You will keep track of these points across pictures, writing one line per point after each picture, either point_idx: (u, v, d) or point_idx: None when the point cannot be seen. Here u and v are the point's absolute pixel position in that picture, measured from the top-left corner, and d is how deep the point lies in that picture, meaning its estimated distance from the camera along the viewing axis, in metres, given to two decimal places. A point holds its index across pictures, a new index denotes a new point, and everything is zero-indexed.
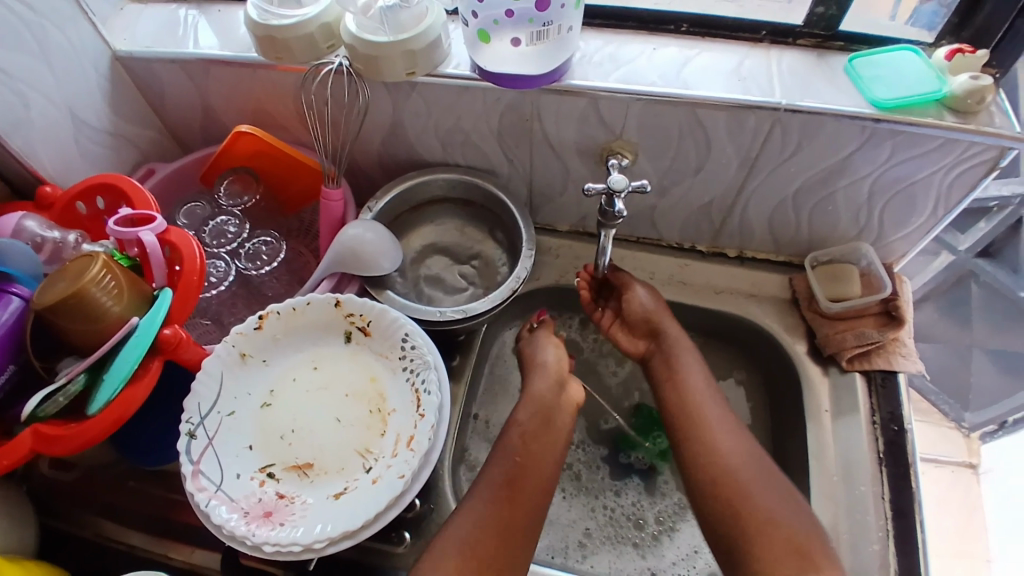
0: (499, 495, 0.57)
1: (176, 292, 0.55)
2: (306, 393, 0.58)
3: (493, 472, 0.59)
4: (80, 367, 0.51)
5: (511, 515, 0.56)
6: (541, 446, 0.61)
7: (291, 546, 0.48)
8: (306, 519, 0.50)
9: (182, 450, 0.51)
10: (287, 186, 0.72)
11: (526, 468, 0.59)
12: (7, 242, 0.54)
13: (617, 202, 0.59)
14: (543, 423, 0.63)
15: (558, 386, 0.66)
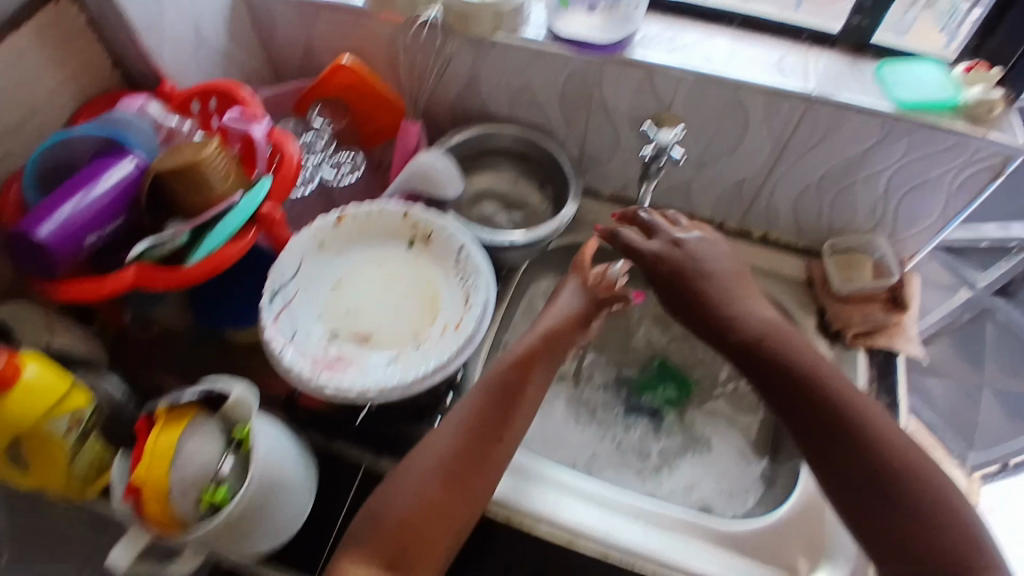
0: (469, 434, 0.59)
1: (274, 181, 0.65)
2: (370, 283, 0.67)
3: (464, 409, 0.61)
4: (185, 227, 0.61)
5: (482, 452, 0.59)
6: (518, 380, 0.63)
7: (349, 391, 0.58)
8: (362, 373, 0.60)
9: (264, 307, 0.62)
10: (368, 122, 0.78)
11: (501, 404, 0.62)
12: (133, 120, 0.66)
13: (671, 153, 0.64)
14: (536, 350, 0.66)
15: (578, 326, 0.69)
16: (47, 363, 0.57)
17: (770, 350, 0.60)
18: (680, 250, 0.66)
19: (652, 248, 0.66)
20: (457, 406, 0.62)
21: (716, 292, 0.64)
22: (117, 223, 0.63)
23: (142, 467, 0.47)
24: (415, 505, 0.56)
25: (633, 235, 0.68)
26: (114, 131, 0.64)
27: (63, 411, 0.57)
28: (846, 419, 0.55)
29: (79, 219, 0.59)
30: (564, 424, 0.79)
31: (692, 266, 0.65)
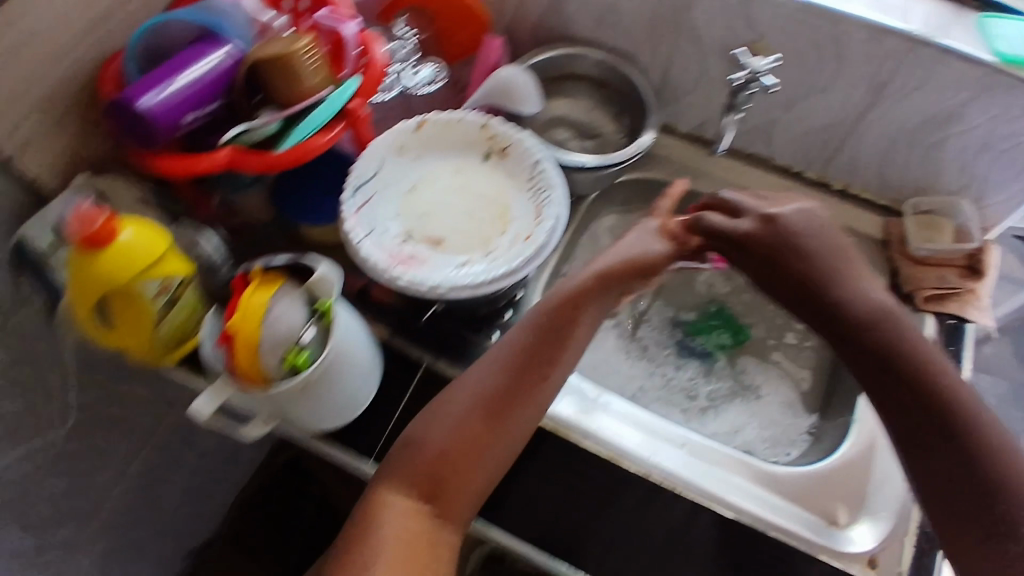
0: (506, 376, 0.61)
1: (362, 81, 0.66)
2: (445, 191, 0.69)
3: (502, 351, 0.62)
4: (276, 116, 0.64)
5: (519, 392, 0.61)
6: (559, 324, 0.63)
7: (421, 284, 0.62)
8: (432, 271, 0.63)
9: (345, 200, 0.66)
10: (452, 33, 0.77)
11: (541, 346, 0.62)
12: (229, 9, 0.67)
13: (763, 80, 0.64)
14: (581, 295, 0.65)
15: (636, 275, 0.68)
16: (146, 228, 0.60)
17: (875, 328, 0.60)
18: (769, 226, 0.66)
19: (742, 231, 0.67)
20: (496, 345, 0.63)
21: (817, 280, 0.63)
22: (214, 105, 0.65)
23: (239, 317, 0.50)
24: (451, 437, 0.58)
25: (716, 217, 0.68)
26: (212, 19, 0.66)
27: (155, 274, 0.60)
28: (944, 400, 0.55)
29: (183, 97, 0.61)
30: (615, 355, 0.80)
31: (788, 246, 0.65)
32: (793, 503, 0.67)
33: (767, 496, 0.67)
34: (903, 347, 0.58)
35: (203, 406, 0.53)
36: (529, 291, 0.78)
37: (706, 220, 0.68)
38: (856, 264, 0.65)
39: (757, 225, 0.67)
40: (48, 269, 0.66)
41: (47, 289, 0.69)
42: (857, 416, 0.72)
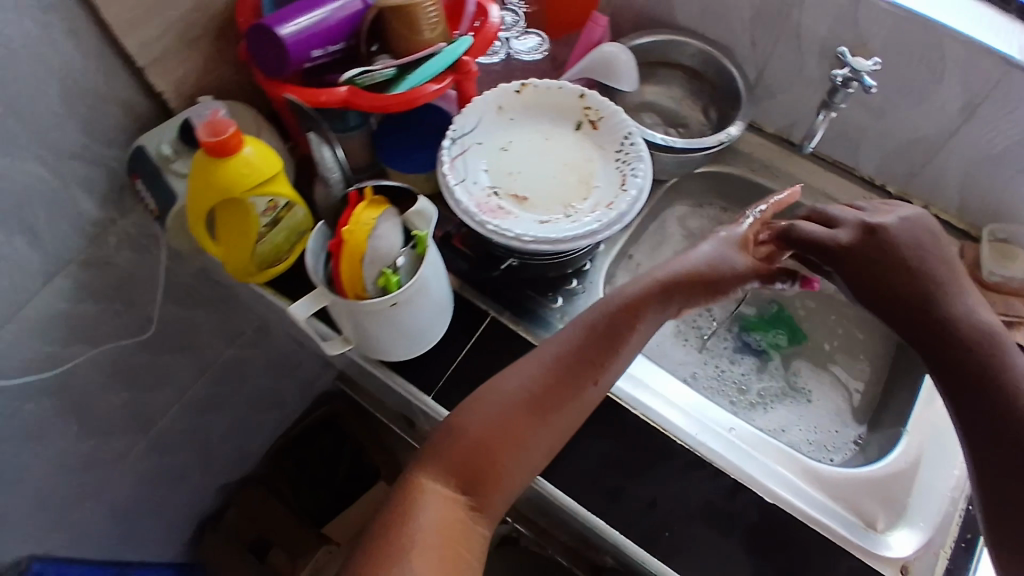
0: (553, 372, 0.61)
1: (474, 41, 0.70)
2: (536, 154, 0.73)
3: (551, 349, 0.63)
4: (392, 63, 0.69)
5: (566, 389, 0.61)
6: (611, 327, 0.64)
7: (508, 233, 0.65)
8: (518, 223, 0.67)
9: (445, 147, 0.69)
10: (562, 9, 0.82)
11: (592, 347, 0.63)
12: None
13: (864, 79, 0.68)
14: (638, 302, 0.65)
15: (715, 285, 0.68)
16: (263, 149, 0.64)
17: (974, 345, 0.61)
18: (876, 234, 0.68)
19: (842, 241, 0.68)
20: (544, 344, 0.64)
21: (918, 288, 0.65)
22: (338, 46, 0.70)
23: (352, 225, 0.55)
24: (493, 425, 0.58)
25: (812, 227, 0.70)
26: None
27: (264, 191, 0.65)
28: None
29: (312, 33, 0.66)
30: (672, 339, 0.82)
31: (892, 257, 0.66)
32: (832, 501, 0.66)
33: (807, 491, 0.66)
34: (1000, 364, 0.59)
35: (300, 311, 0.57)
36: (597, 261, 0.80)
37: (798, 228, 0.70)
38: (960, 281, 0.67)
39: (858, 237, 0.68)
40: (164, 177, 0.70)
41: (152, 198, 0.72)
42: (908, 428, 0.71)
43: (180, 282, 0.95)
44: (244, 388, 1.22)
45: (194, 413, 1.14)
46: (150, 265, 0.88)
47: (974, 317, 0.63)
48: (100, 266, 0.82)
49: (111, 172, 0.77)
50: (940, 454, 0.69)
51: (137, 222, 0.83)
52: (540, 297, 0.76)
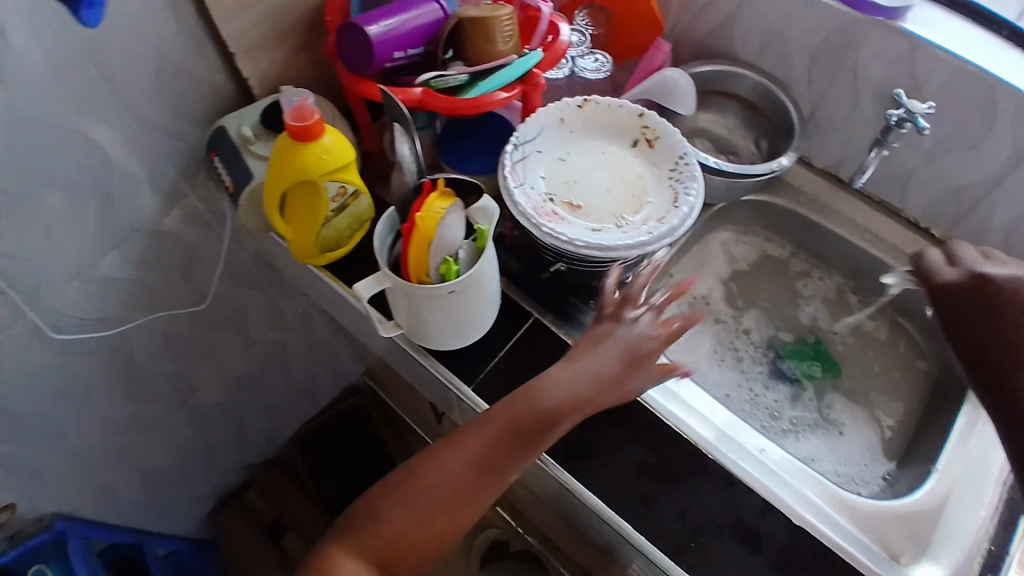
0: (477, 469, 0.58)
1: (544, 56, 0.74)
2: (591, 166, 0.76)
3: (472, 442, 0.59)
4: (466, 69, 0.73)
5: (486, 480, 0.58)
6: (542, 416, 0.58)
7: (562, 237, 0.68)
8: (571, 229, 0.70)
9: (508, 152, 0.73)
10: (626, 34, 0.87)
11: (518, 438, 0.58)
12: None
13: (917, 120, 0.72)
14: (572, 389, 0.59)
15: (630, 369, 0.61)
16: (340, 138, 0.69)
17: None
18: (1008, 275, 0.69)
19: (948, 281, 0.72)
20: (467, 429, 0.60)
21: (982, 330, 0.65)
22: (418, 51, 0.74)
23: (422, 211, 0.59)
24: (409, 519, 0.57)
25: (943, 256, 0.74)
26: None
27: (336, 177, 0.69)
28: None
29: (395, 36, 0.71)
30: (710, 360, 0.85)
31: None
32: (860, 531, 0.67)
33: (835, 517, 0.68)
34: None
35: (364, 291, 0.60)
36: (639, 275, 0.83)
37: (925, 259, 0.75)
38: None
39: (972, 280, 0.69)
40: (242, 155, 0.75)
41: (229, 175, 0.76)
42: (940, 465, 0.72)
43: (237, 261, 0.99)
44: (278, 373, 1.26)
45: (230, 390, 1.18)
46: (212, 241, 0.93)
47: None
48: (168, 237, 0.87)
49: (190, 150, 0.82)
50: (969, 493, 0.69)
51: (206, 198, 0.88)
52: (582, 303, 0.77)
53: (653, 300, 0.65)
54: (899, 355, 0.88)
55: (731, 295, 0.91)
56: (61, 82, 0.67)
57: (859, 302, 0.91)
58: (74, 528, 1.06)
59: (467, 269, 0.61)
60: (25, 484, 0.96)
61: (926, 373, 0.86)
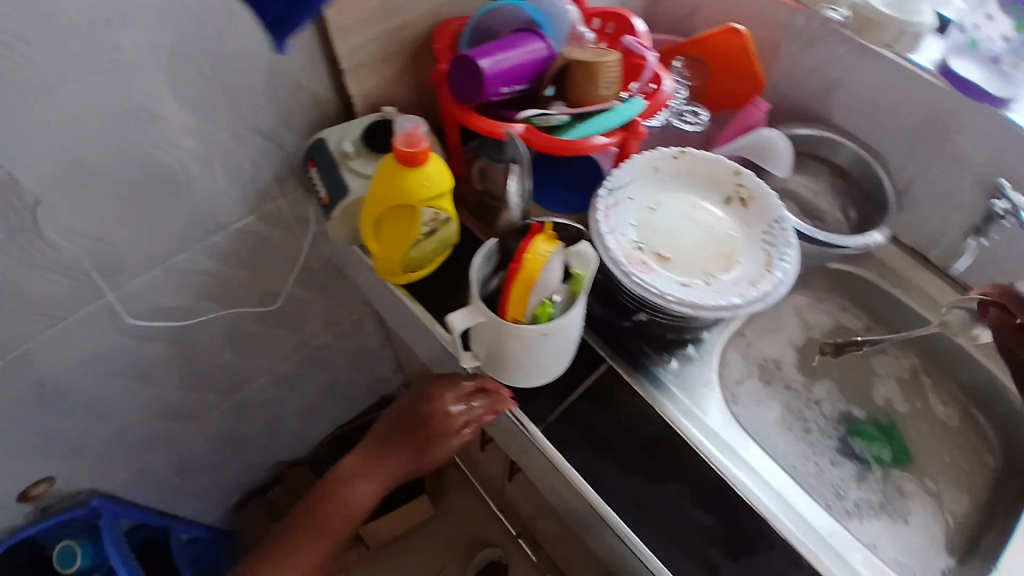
0: (320, 546, 0.86)
1: (647, 105, 0.74)
2: (680, 218, 0.75)
3: (312, 525, 0.85)
4: (567, 110, 0.73)
5: (326, 544, 0.86)
6: (358, 484, 0.85)
7: (652, 290, 0.68)
8: (660, 282, 0.69)
9: (601, 196, 0.73)
10: (721, 91, 0.87)
11: (343, 513, 0.86)
12: (557, 13, 0.78)
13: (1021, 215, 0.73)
14: (376, 466, 0.85)
15: (426, 439, 0.80)
16: (441, 165, 0.69)
17: None
18: None
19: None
20: (307, 519, 0.86)
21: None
22: (522, 86, 0.75)
23: (529, 249, 0.57)
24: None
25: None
26: (540, 17, 0.77)
27: (433, 204, 0.70)
28: None
29: (503, 71, 0.72)
30: (780, 428, 0.84)
31: None
32: None
33: None
34: None
35: (457, 322, 0.61)
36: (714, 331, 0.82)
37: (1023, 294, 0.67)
38: None
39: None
40: (341, 170, 0.76)
41: (324, 187, 0.78)
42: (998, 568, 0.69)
43: (309, 266, 1.00)
44: (324, 374, 1.27)
45: (279, 387, 1.19)
46: (291, 244, 0.94)
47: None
48: (250, 236, 0.88)
49: (287, 157, 0.83)
50: None
51: (293, 204, 0.89)
52: (654, 353, 0.78)
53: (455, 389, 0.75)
54: (969, 448, 0.87)
55: (803, 363, 0.90)
56: (181, 77, 0.67)
57: (932, 385, 0.92)
58: (110, 506, 1.05)
59: (558, 314, 0.61)
60: (70, 462, 0.96)
61: (992, 469, 0.85)
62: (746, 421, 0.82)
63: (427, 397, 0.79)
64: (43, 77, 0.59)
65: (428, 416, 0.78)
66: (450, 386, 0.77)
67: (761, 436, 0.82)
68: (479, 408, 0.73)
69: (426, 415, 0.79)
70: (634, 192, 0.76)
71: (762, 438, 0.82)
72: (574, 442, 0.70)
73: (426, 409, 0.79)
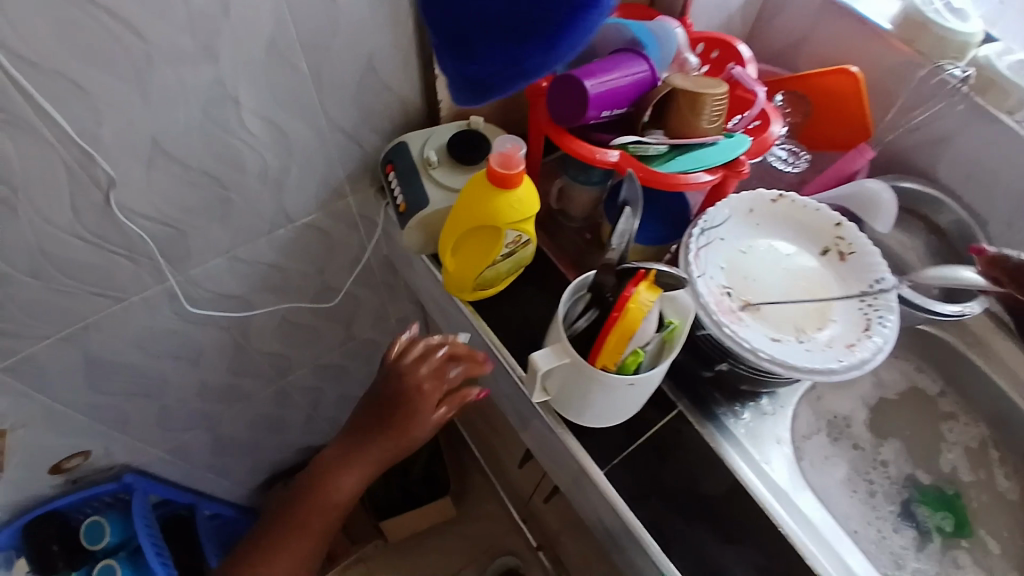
0: (311, 537, 0.79)
1: (752, 145, 0.70)
2: (773, 266, 0.72)
3: (300, 517, 0.78)
4: (667, 141, 0.69)
5: (308, 534, 0.79)
6: (337, 473, 0.78)
7: (742, 342, 0.64)
8: (750, 334, 0.65)
9: (694, 235, 0.70)
10: (823, 133, 0.84)
11: (320, 502, 0.79)
12: (665, 33, 0.74)
13: None
14: (355, 446, 0.78)
15: (402, 412, 0.76)
16: (532, 190, 0.66)
17: None
18: None
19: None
20: (290, 509, 0.79)
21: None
22: (621, 110, 0.71)
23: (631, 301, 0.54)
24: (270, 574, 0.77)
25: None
26: (647, 36, 0.72)
27: (518, 227, 0.67)
28: None
29: (606, 93, 0.67)
30: (841, 488, 0.81)
31: None
32: None
33: None
34: None
35: (541, 360, 0.59)
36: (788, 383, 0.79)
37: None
38: None
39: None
40: (421, 178, 0.74)
41: (402, 195, 0.75)
42: None
43: (369, 264, 0.98)
44: (366, 368, 1.25)
45: (321, 376, 1.18)
46: (353, 242, 0.92)
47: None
48: (315, 231, 0.86)
49: (364, 157, 0.81)
50: None
51: (362, 203, 0.87)
52: (725, 402, 0.75)
53: (429, 359, 0.76)
54: None
55: (873, 422, 0.89)
56: (275, 74, 0.64)
57: (998, 459, 0.87)
58: (143, 482, 1.06)
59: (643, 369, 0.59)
60: (109, 435, 0.94)
61: None
62: (808, 476, 0.79)
63: (393, 371, 0.77)
64: (139, 65, 0.56)
65: (403, 387, 0.76)
66: (416, 352, 0.77)
67: (827, 496, 0.79)
68: (455, 377, 0.76)
69: (404, 386, 0.76)
70: (726, 231, 0.73)
71: (827, 496, 0.79)
72: (640, 491, 0.69)
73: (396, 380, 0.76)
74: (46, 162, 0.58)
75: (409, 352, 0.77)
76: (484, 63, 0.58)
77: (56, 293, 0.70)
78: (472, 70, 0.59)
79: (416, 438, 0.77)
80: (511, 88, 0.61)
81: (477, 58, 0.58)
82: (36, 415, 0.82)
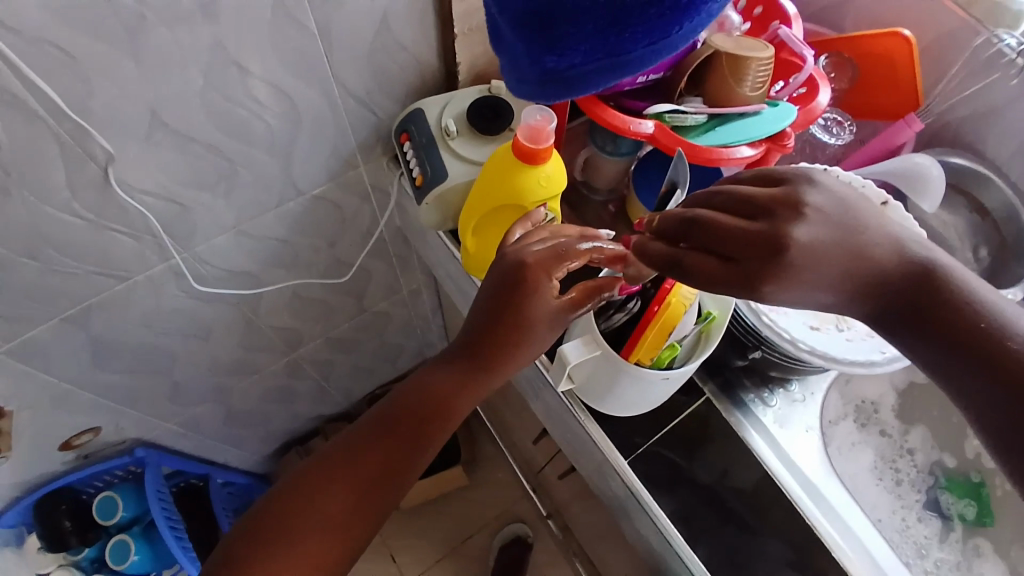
0: (388, 460, 0.57)
1: (798, 116, 0.65)
2: None
3: (386, 429, 0.58)
4: (707, 110, 0.64)
5: (392, 454, 0.57)
6: (451, 378, 0.59)
7: (782, 331, 0.65)
8: (791, 323, 0.67)
9: None
10: (870, 99, 0.78)
11: (417, 413, 0.58)
12: None
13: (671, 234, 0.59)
14: (468, 342, 0.59)
15: (517, 291, 0.55)
16: (561, 165, 0.62)
17: None
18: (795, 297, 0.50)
19: (752, 229, 0.45)
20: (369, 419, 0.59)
21: (769, 250, 0.44)
22: (659, 74, 0.65)
23: (670, 305, 0.54)
24: (330, 505, 0.55)
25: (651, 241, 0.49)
26: None
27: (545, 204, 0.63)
28: None
29: None
30: (868, 476, 0.79)
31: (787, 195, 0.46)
32: None
33: None
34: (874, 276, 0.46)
35: (570, 353, 0.57)
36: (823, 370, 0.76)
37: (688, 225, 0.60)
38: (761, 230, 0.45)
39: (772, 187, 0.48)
40: (440, 150, 0.69)
41: (419, 167, 0.71)
42: None
43: (381, 235, 0.94)
44: (376, 339, 1.22)
45: (332, 348, 1.15)
46: (365, 213, 0.87)
47: (908, 248, 0.46)
48: (326, 204, 0.81)
49: (377, 124, 0.75)
50: None
51: (374, 173, 0.82)
52: (754, 387, 0.72)
53: (549, 234, 0.58)
54: None
55: (902, 406, 0.85)
56: (278, 39, 0.58)
57: None
58: (154, 456, 1.05)
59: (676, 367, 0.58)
60: (118, 411, 0.92)
61: None
62: (840, 468, 0.76)
63: (503, 249, 0.58)
64: (130, 31, 0.50)
65: (522, 262, 0.55)
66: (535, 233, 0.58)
67: (856, 486, 0.77)
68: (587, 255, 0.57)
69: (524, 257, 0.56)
70: None
71: (855, 484, 0.77)
72: (666, 482, 0.67)
73: (507, 259, 0.56)
74: (36, 137, 0.53)
75: (521, 238, 0.58)
76: (570, 56, 0.50)
77: (58, 273, 0.66)
78: (551, 65, 0.51)
79: (542, 330, 0.56)
80: (590, 87, 0.53)
81: (570, 42, 0.49)
82: (42, 395, 0.80)
